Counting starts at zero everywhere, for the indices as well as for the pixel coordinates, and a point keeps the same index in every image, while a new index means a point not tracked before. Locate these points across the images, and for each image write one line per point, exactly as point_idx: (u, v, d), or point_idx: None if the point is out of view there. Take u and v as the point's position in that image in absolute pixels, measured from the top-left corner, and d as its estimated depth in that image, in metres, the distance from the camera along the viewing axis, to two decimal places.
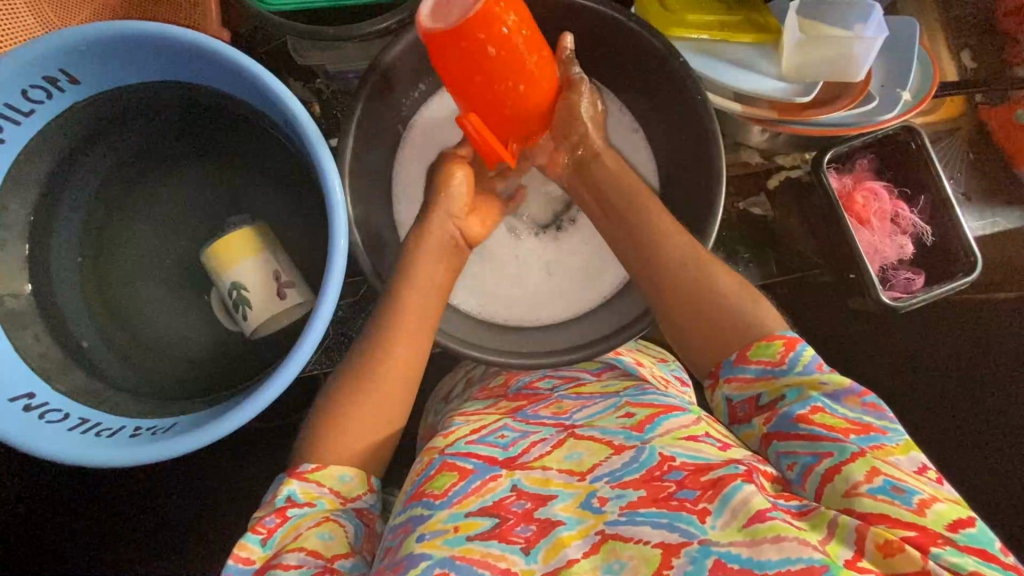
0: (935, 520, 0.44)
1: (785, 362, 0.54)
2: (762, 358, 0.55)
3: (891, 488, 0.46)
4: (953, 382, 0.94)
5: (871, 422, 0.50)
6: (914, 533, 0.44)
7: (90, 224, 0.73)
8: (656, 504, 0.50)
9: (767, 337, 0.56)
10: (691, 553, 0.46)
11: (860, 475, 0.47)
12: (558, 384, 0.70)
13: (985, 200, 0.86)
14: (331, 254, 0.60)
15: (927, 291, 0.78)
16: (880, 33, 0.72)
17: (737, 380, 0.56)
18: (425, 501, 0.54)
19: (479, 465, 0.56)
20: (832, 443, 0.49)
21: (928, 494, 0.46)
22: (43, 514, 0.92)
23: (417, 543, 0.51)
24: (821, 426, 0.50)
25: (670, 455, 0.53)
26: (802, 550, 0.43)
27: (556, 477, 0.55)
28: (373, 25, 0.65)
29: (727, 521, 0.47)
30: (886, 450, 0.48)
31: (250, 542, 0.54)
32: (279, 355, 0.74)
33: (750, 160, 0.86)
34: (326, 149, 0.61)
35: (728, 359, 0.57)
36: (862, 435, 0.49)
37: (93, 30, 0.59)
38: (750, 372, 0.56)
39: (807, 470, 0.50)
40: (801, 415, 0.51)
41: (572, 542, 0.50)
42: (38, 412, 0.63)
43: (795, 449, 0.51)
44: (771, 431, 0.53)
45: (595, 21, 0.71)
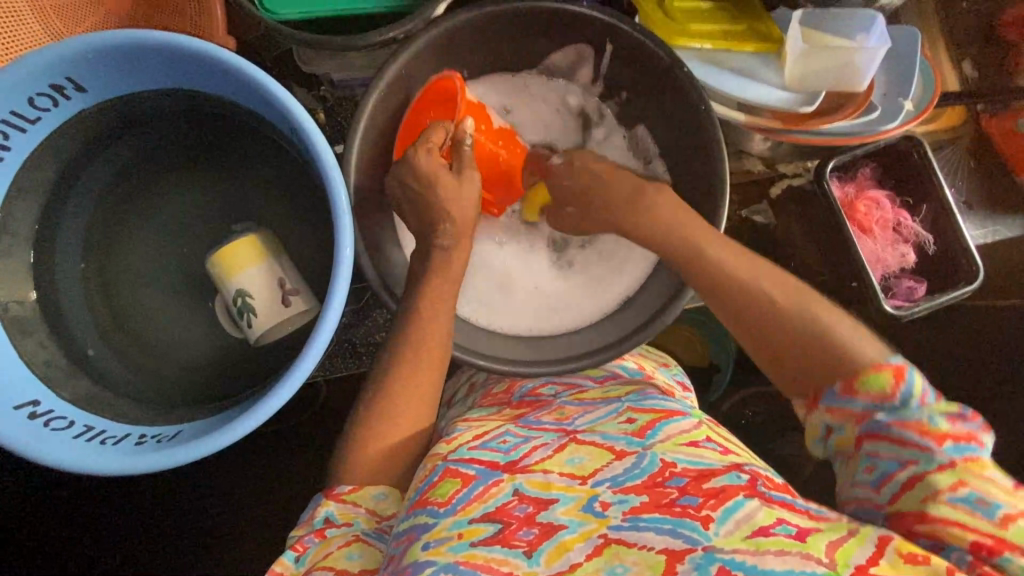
0: (1017, 533, 0.44)
1: (895, 395, 0.51)
2: (870, 390, 0.52)
3: (975, 500, 0.46)
4: (954, 389, 0.95)
5: (972, 436, 0.49)
6: (987, 539, 0.44)
7: (94, 230, 0.73)
8: (659, 509, 0.50)
9: (873, 366, 0.53)
10: (696, 560, 0.46)
11: (944, 484, 0.47)
12: (560, 390, 0.71)
13: (987, 209, 0.86)
14: (337, 261, 0.61)
15: (929, 300, 0.78)
16: (882, 43, 0.73)
17: (837, 408, 0.54)
18: (430, 509, 0.54)
19: (481, 471, 0.56)
20: (920, 452, 0.49)
21: (1019, 510, 0.45)
22: (43, 521, 0.92)
23: (423, 551, 0.51)
24: (914, 432, 0.49)
25: (672, 461, 0.54)
26: (805, 564, 0.44)
27: (557, 480, 0.55)
28: (380, 35, 0.65)
29: (730, 529, 0.47)
30: (982, 463, 0.48)
31: (287, 558, 0.57)
32: (283, 361, 0.74)
33: (753, 168, 0.85)
34: (331, 156, 0.61)
35: (829, 389, 0.54)
36: (956, 447, 0.48)
37: (100, 39, 0.59)
38: (856, 401, 0.52)
39: (886, 475, 0.50)
40: (894, 421, 0.50)
41: (574, 545, 0.50)
42: (43, 419, 0.63)
43: (880, 453, 0.51)
44: (863, 434, 0.52)
45: (599, 31, 0.71)
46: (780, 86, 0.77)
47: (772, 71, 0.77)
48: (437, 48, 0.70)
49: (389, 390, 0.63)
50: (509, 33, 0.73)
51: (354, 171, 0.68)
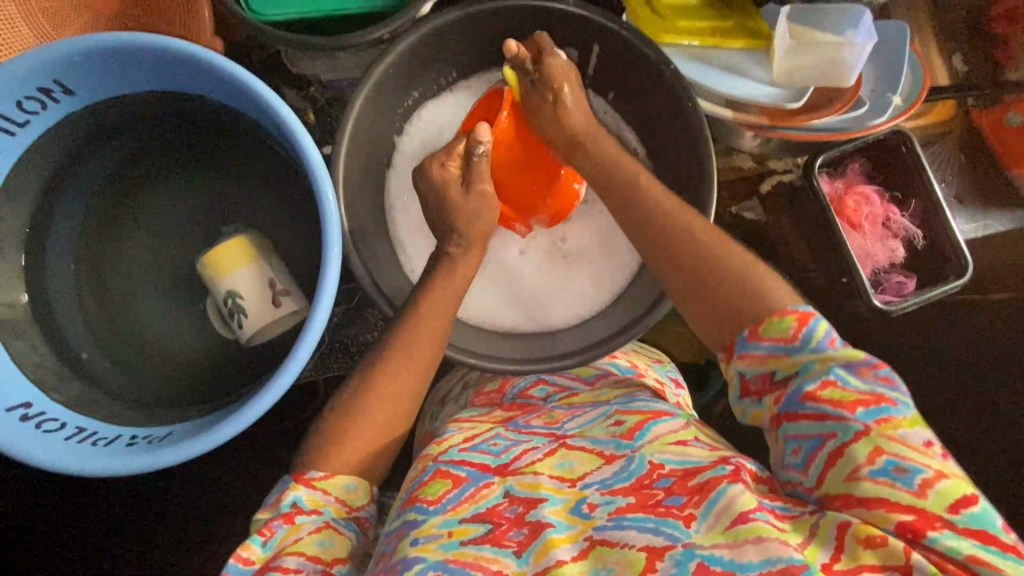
0: (936, 502, 0.44)
1: (798, 339, 0.50)
2: (775, 334, 0.51)
3: (893, 470, 0.45)
4: (947, 384, 0.95)
5: (883, 393, 0.47)
6: (912, 517, 0.44)
7: (86, 232, 0.74)
8: (643, 509, 0.50)
9: (778, 312, 0.52)
10: (674, 556, 0.47)
11: (863, 456, 0.46)
12: (551, 393, 0.71)
13: (977, 204, 0.86)
14: (324, 262, 0.61)
15: (918, 293, 0.78)
16: (870, 39, 0.73)
17: (749, 356, 0.52)
18: (418, 506, 0.55)
19: (472, 473, 0.57)
20: (837, 422, 0.47)
21: (932, 472, 0.45)
22: (40, 522, 0.92)
23: (411, 547, 0.51)
24: (829, 403, 0.48)
25: (659, 462, 0.54)
26: (784, 550, 0.44)
27: (547, 482, 0.55)
28: (366, 36, 0.65)
29: (711, 524, 0.48)
30: (895, 422, 0.46)
31: (253, 542, 0.55)
32: (272, 362, 0.74)
33: (743, 164, 0.86)
34: (318, 157, 0.62)
35: (741, 334, 0.53)
36: (870, 409, 0.47)
37: (87, 42, 0.59)
38: (763, 349, 0.52)
39: (811, 455, 0.49)
40: (809, 393, 0.49)
41: (560, 544, 0.50)
42: (35, 421, 0.63)
43: (802, 431, 0.49)
44: (781, 411, 0.50)
45: (586, 30, 0.71)
46: (768, 82, 0.77)
47: (760, 67, 0.77)
48: (424, 48, 0.70)
49: (379, 390, 0.63)
50: (497, 32, 0.73)
51: (343, 172, 0.68)
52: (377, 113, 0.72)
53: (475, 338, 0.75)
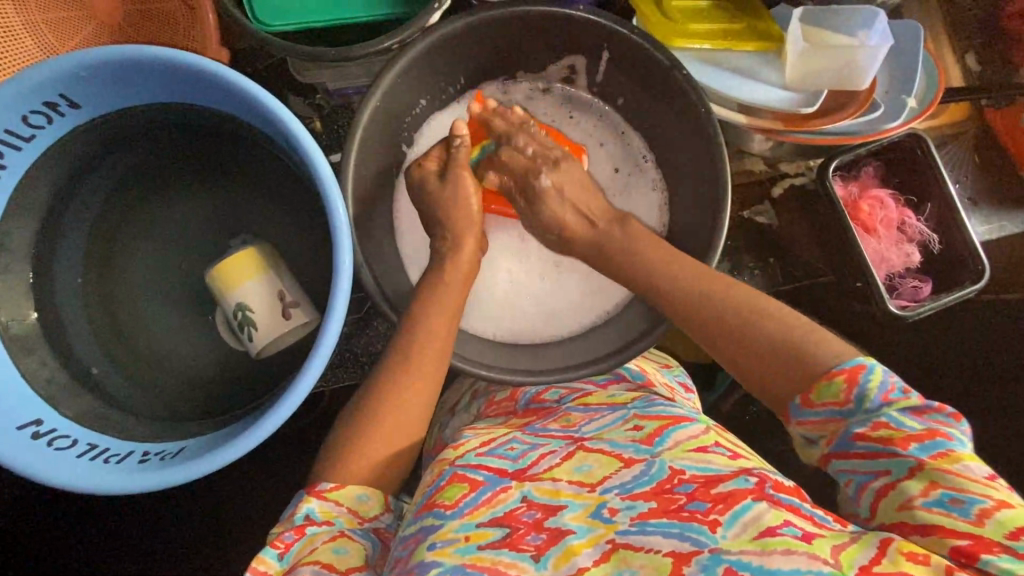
0: (994, 529, 0.43)
1: (851, 400, 0.50)
2: (827, 399, 0.51)
3: (948, 500, 0.45)
4: (960, 386, 0.94)
5: (937, 430, 0.47)
6: (967, 542, 0.43)
7: (92, 245, 0.73)
8: (666, 515, 0.50)
9: (825, 375, 0.52)
10: (701, 560, 0.46)
11: (916, 489, 0.46)
12: (564, 395, 0.70)
13: (993, 205, 0.85)
14: (335, 275, 0.60)
15: (934, 300, 0.77)
16: (884, 40, 0.72)
17: (806, 420, 0.53)
18: (435, 511, 0.54)
19: (490, 477, 0.56)
20: (890, 459, 0.48)
21: (993, 501, 0.44)
22: (49, 535, 0.92)
23: (429, 551, 0.50)
24: (880, 442, 0.48)
25: (680, 468, 0.53)
26: (812, 564, 0.43)
27: (566, 488, 0.54)
28: (374, 46, 0.64)
29: (738, 531, 0.47)
30: (953, 456, 0.46)
31: (268, 556, 0.55)
32: (283, 374, 0.74)
33: (754, 167, 0.85)
34: (327, 169, 0.61)
35: (792, 402, 0.54)
36: (923, 446, 0.47)
37: (93, 56, 0.58)
38: (819, 415, 0.52)
39: (863, 487, 0.50)
40: (859, 435, 0.49)
41: (581, 550, 0.49)
42: (47, 439, 0.63)
43: (854, 468, 0.50)
44: (831, 452, 0.51)
45: (596, 36, 0.70)
46: (781, 86, 0.76)
47: (772, 70, 0.76)
48: (433, 56, 0.69)
49: (392, 403, 0.62)
50: (506, 39, 0.72)
51: (352, 183, 0.67)
52: (385, 122, 0.71)
53: (485, 349, 0.74)
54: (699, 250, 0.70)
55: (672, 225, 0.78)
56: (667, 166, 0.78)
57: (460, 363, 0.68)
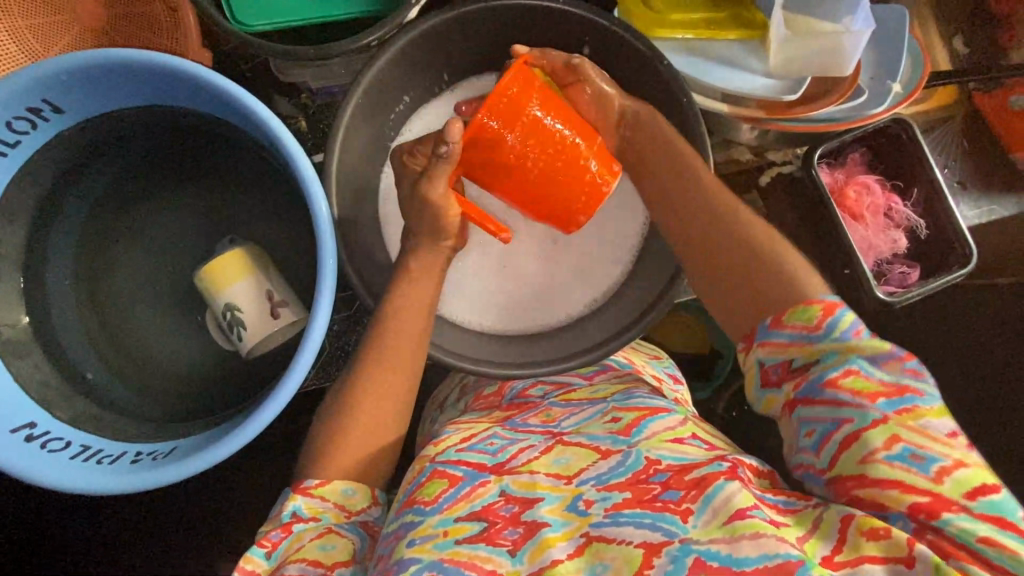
0: (952, 488, 0.44)
1: (822, 327, 0.51)
2: (798, 322, 0.53)
3: (910, 456, 0.45)
4: (953, 371, 0.94)
5: (908, 386, 0.47)
6: (927, 499, 0.44)
7: (82, 249, 0.74)
8: (640, 505, 0.50)
9: (805, 302, 0.53)
10: (672, 552, 0.46)
11: (880, 442, 0.46)
12: (548, 391, 0.70)
13: (982, 188, 0.85)
14: (321, 268, 0.61)
15: (922, 284, 0.77)
16: (867, 25, 0.72)
17: (771, 343, 0.54)
18: (416, 507, 0.54)
19: (469, 472, 0.56)
20: (854, 410, 0.48)
21: (951, 460, 0.45)
22: (50, 537, 0.93)
23: (407, 548, 0.51)
24: (848, 392, 0.48)
25: (656, 458, 0.54)
26: (780, 546, 0.44)
27: (543, 480, 0.55)
28: (355, 43, 0.64)
29: (709, 519, 0.47)
30: (918, 413, 0.46)
31: (256, 555, 0.56)
32: (272, 375, 0.74)
33: (741, 157, 0.85)
34: (310, 167, 0.61)
35: (763, 323, 0.55)
36: (892, 399, 0.47)
37: (74, 59, 0.59)
38: (784, 337, 0.53)
39: (826, 437, 0.49)
40: (830, 380, 0.49)
41: (556, 543, 0.50)
42: (40, 441, 0.63)
43: (818, 415, 0.50)
44: (798, 396, 0.51)
45: (578, 28, 0.70)
46: (765, 74, 0.76)
47: (756, 58, 0.76)
48: (414, 53, 0.70)
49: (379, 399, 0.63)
50: (488, 33, 0.72)
51: (336, 181, 0.67)
52: (370, 119, 0.71)
53: (470, 342, 0.75)
54: None
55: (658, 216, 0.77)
56: None
57: (444, 358, 0.69)
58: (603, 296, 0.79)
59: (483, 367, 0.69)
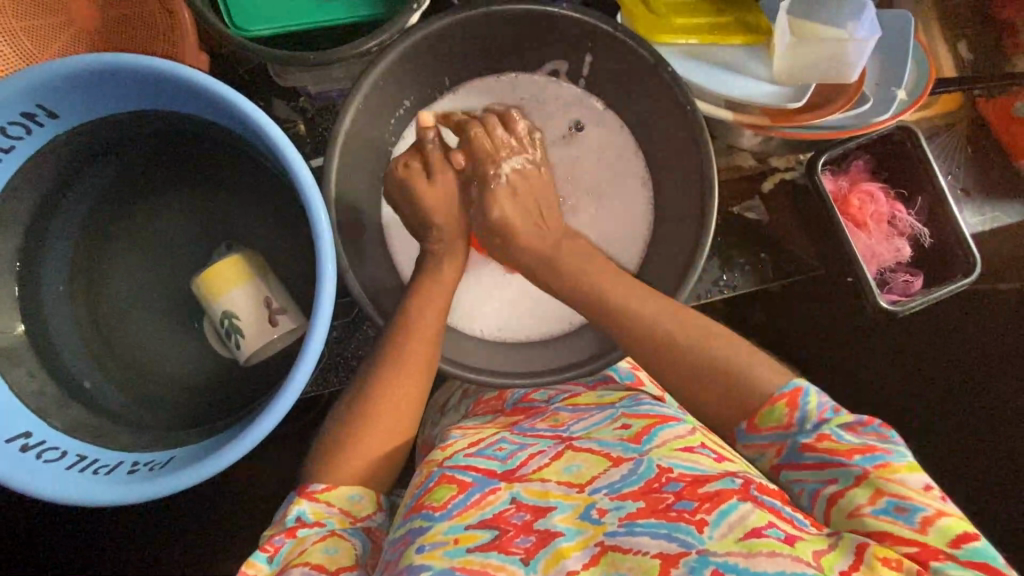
0: (937, 537, 0.46)
1: (794, 424, 0.54)
2: (771, 424, 0.55)
3: (894, 508, 0.47)
4: (957, 377, 0.93)
5: (876, 444, 0.51)
6: (915, 549, 0.46)
7: (77, 254, 0.73)
8: (655, 515, 0.49)
9: (767, 401, 0.55)
10: (689, 563, 0.46)
11: (864, 498, 0.49)
12: (552, 396, 0.69)
13: (984, 195, 0.84)
14: (321, 275, 0.59)
15: (925, 293, 0.76)
16: (873, 33, 0.71)
17: (752, 445, 0.56)
18: (424, 513, 0.54)
19: (478, 479, 0.55)
20: (837, 469, 0.51)
21: (932, 509, 0.47)
22: (46, 544, 0.92)
23: (417, 554, 0.50)
24: (827, 453, 0.51)
25: (668, 466, 0.53)
26: (796, 565, 0.44)
27: (555, 489, 0.54)
28: (355, 48, 0.64)
29: (724, 532, 0.47)
30: (892, 467, 0.49)
31: (257, 559, 0.55)
32: (271, 383, 0.73)
33: (743, 163, 0.84)
34: (309, 175, 0.60)
35: (738, 428, 0.57)
36: (866, 456, 0.50)
37: (69, 64, 0.58)
38: (764, 438, 0.55)
39: (816, 495, 0.52)
40: (806, 446, 0.52)
41: (570, 553, 0.49)
42: (35, 451, 0.63)
43: (804, 476, 0.53)
44: (782, 462, 0.54)
45: (581, 32, 0.69)
46: (768, 81, 0.75)
47: (759, 65, 0.75)
48: (414, 58, 0.69)
49: (379, 408, 0.62)
50: (489, 38, 0.72)
51: (334, 188, 0.66)
52: (369, 125, 0.70)
53: (471, 350, 0.74)
54: (687, 248, 0.69)
55: (660, 221, 0.77)
56: (655, 163, 0.77)
57: (445, 367, 0.68)
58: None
59: (485, 377, 0.68)
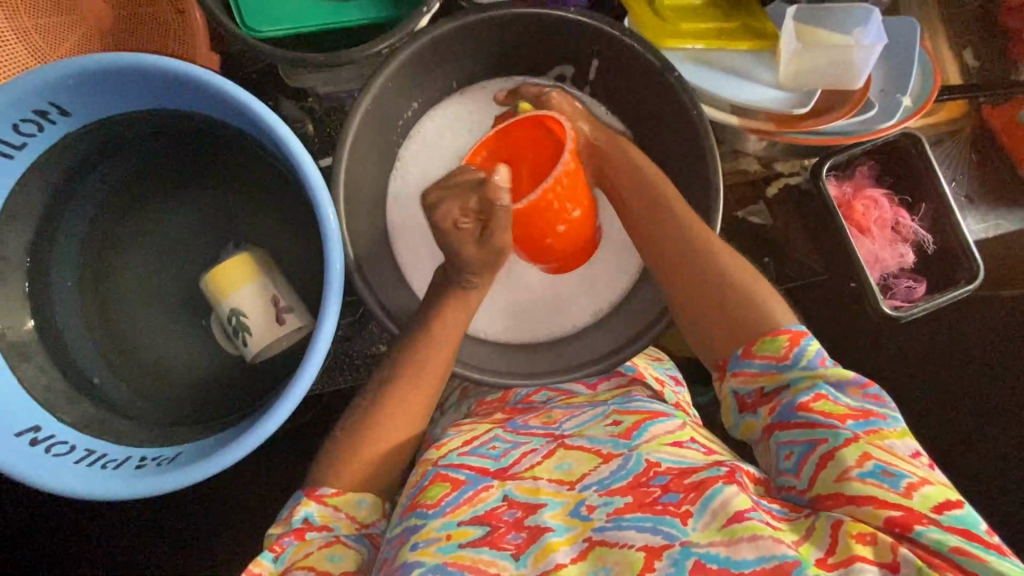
0: (922, 502, 0.45)
1: (790, 358, 0.53)
2: (767, 353, 0.54)
3: (880, 472, 0.47)
4: (957, 384, 0.94)
5: (871, 410, 0.50)
6: (900, 513, 0.45)
7: (87, 251, 0.74)
8: (642, 508, 0.50)
9: (772, 332, 0.55)
10: (673, 556, 0.46)
11: (852, 460, 0.48)
12: (552, 397, 0.70)
13: (988, 202, 0.85)
14: (329, 274, 0.60)
15: (928, 300, 0.77)
16: (879, 40, 0.72)
17: (742, 373, 0.55)
18: (419, 511, 0.54)
19: (471, 476, 0.56)
20: (828, 429, 0.50)
21: (917, 478, 0.47)
22: (51, 537, 0.93)
23: (411, 552, 0.51)
24: (820, 413, 0.50)
25: (656, 460, 0.53)
26: (778, 548, 0.44)
27: (546, 486, 0.55)
28: (365, 50, 0.64)
29: (707, 522, 0.47)
30: (882, 434, 0.49)
31: (264, 558, 0.56)
32: (277, 380, 0.74)
33: (748, 167, 0.84)
34: (318, 176, 0.61)
35: (733, 353, 0.57)
36: (859, 421, 0.49)
37: (82, 63, 0.58)
38: (755, 367, 0.55)
39: (804, 458, 0.50)
40: (802, 403, 0.51)
41: (560, 547, 0.50)
42: (44, 445, 0.63)
43: (795, 438, 0.51)
44: (774, 421, 0.53)
45: (589, 36, 0.69)
46: (774, 86, 0.75)
47: (765, 70, 0.76)
48: (424, 60, 0.69)
49: (384, 407, 0.63)
50: (499, 42, 0.72)
51: (343, 188, 0.67)
52: (377, 125, 0.71)
53: (477, 351, 0.75)
54: None
55: None
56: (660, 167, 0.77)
57: (450, 367, 0.68)
58: (608, 305, 0.78)
59: (491, 376, 0.68)
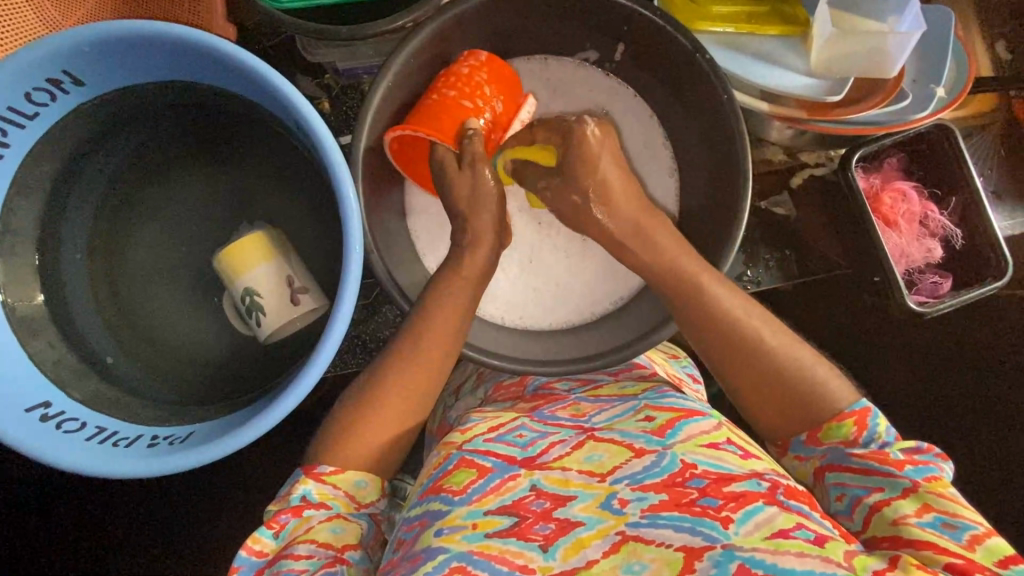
0: (985, 555, 0.45)
1: (859, 442, 0.53)
2: (834, 439, 0.54)
3: (941, 523, 0.47)
4: (974, 383, 0.93)
5: (929, 461, 0.51)
6: (960, 560, 0.45)
7: (98, 226, 0.72)
8: (678, 508, 0.49)
9: (835, 416, 0.54)
10: (714, 557, 0.46)
11: (910, 509, 0.49)
12: (574, 386, 0.69)
13: (1015, 199, 0.83)
14: (347, 256, 0.59)
15: (956, 295, 0.75)
16: (916, 27, 0.69)
17: (806, 455, 0.56)
18: (443, 496, 0.53)
19: (498, 464, 0.55)
20: (884, 477, 0.50)
21: (983, 529, 0.46)
22: (57, 514, 0.92)
23: (435, 537, 0.50)
24: (874, 460, 0.51)
25: (692, 462, 0.52)
26: (826, 566, 0.44)
27: (575, 478, 0.54)
28: (388, 24, 0.62)
29: (749, 531, 0.47)
30: (942, 483, 0.50)
31: (263, 535, 0.55)
32: (289, 363, 0.73)
33: (773, 157, 0.83)
34: (338, 152, 0.59)
35: (796, 437, 0.56)
36: (916, 469, 0.50)
37: (97, 31, 0.56)
38: (822, 452, 0.55)
39: (856, 501, 0.52)
40: (855, 452, 0.53)
41: (591, 542, 0.49)
42: (55, 421, 0.62)
43: (847, 482, 0.53)
44: (825, 465, 0.54)
45: (620, 16, 0.67)
46: (804, 73, 0.74)
47: (796, 55, 0.74)
48: (447, 36, 0.67)
49: (402, 393, 0.62)
50: (524, 19, 0.70)
51: (362, 165, 0.65)
52: (398, 103, 0.68)
53: (494, 336, 0.73)
54: (715, 240, 0.68)
55: (687, 212, 0.76)
56: (686, 154, 0.75)
57: (469, 352, 0.67)
58: (628, 295, 0.77)
59: (510, 363, 0.67)
